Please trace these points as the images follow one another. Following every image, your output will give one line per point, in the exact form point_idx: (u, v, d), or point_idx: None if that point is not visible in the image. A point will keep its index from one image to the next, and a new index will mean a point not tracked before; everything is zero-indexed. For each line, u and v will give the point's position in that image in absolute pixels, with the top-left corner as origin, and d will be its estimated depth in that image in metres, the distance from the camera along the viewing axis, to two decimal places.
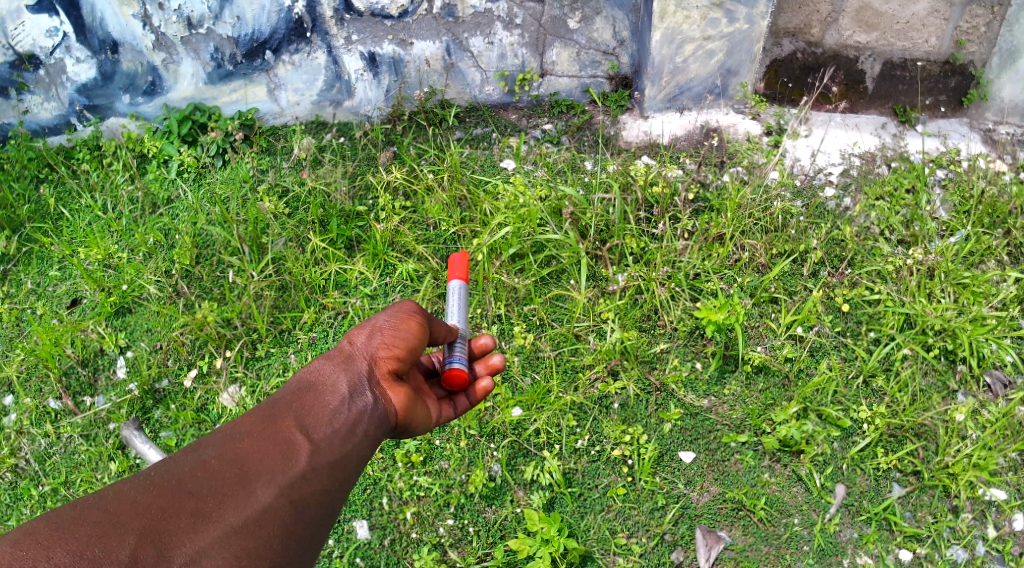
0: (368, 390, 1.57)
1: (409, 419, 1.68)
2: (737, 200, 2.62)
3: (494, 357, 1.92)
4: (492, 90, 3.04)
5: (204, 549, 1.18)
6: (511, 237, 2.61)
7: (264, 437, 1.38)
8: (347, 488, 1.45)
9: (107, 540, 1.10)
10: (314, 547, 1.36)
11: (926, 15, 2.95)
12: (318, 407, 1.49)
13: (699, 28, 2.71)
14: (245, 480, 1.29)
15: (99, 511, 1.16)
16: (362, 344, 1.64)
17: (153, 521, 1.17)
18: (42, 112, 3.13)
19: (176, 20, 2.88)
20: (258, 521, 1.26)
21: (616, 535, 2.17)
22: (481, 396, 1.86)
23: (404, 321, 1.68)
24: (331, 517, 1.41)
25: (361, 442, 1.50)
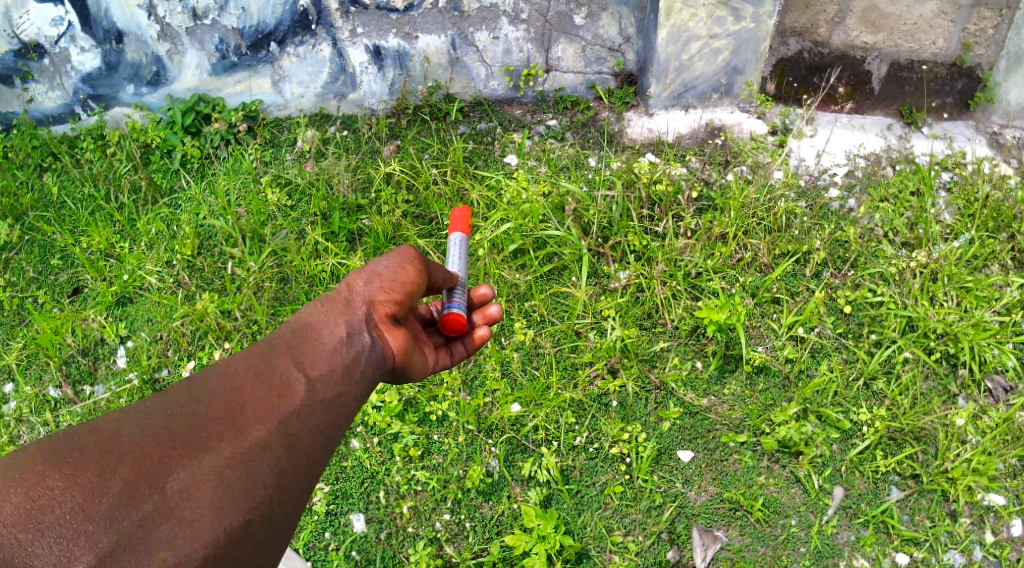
0: (367, 333, 1.59)
1: (407, 364, 1.72)
2: (741, 200, 2.60)
3: (492, 308, 2.00)
4: (496, 84, 3.03)
5: (196, 479, 1.21)
6: (513, 233, 2.61)
7: (259, 376, 1.41)
8: (346, 425, 1.48)
9: (103, 467, 1.17)
10: (315, 478, 1.38)
11: (932, 16, 2.97)
12: (315, 348, 1.51)
13: (706, 26, 2.69)
14: (241, 413, 1.32)
15: (96, 440, 1.21)
16: (362, 288, 1.65)
17: (147, 453, 1.22)
18: (46, 101, 3.13)
19: (180, 11, 2.88)
20: (253, 451, 1.28)
21: (612, 533, 2.17)
22: (478, 344, 1.95)
23: (405, 265, 1.71)
24: (332, 452, 1.42)
25: (358, 382, 1.52)
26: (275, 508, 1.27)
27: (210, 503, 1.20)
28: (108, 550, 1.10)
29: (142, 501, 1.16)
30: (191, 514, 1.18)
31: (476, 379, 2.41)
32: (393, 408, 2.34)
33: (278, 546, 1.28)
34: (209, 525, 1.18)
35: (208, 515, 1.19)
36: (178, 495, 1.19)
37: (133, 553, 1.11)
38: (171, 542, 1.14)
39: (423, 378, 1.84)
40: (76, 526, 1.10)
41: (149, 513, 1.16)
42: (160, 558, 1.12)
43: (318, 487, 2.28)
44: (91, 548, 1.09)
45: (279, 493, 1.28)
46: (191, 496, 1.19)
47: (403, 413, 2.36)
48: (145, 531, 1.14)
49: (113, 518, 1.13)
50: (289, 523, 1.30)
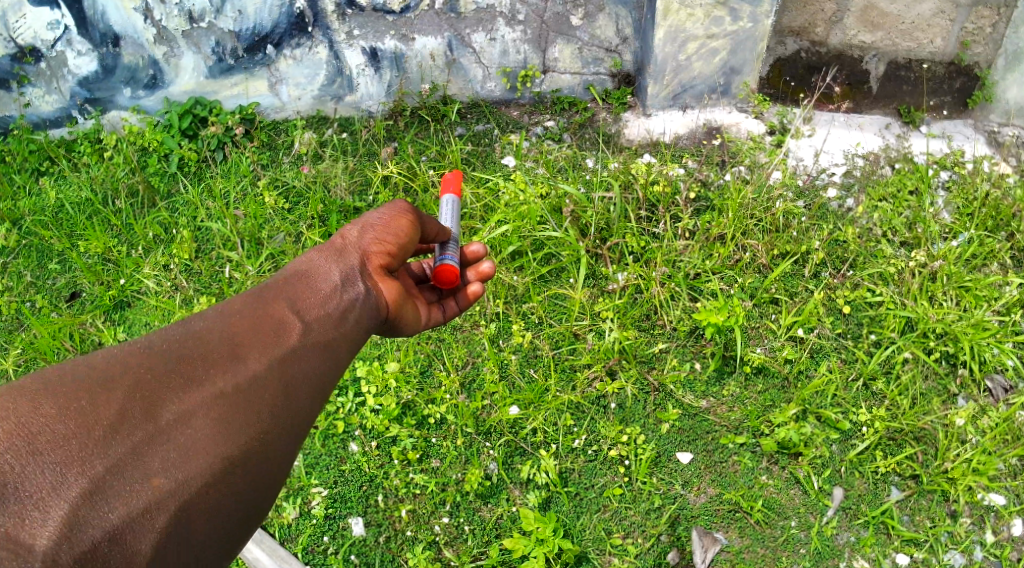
0: (362, 280, 1.57)
1: (399, 316, 1.70)
2: (738, 200, 2.60)
3: (485, 265, 2.01)
4: (493, 86, 3.02)
5: (192, 408, 1.18)
6: (511, 235, 2.60)
7: (255, 315, 1.38)
8: (344, 369, 1.45)
9: (94, 395, 1.12)
10: (313, 416, 1.34)
11: (930, 16, 2.98)
12: (312, 291, 1.49)
13: (703, 26, 2.69)
14: (236, 349, 1.29)
15: (89, 368, 1.17)
16: (355, 236, 1.64)
17: (142, 381, 1.17)
18: (43, 105, 3.13)
19: (177, 14, 2.87)
20: (250, 385, 1.26)
21: (611, 535, 2.17)
22: (471, 302, 1.95)
23: (400, 214, 1.73)
24: (330, 393, 1.40)
25: (354, 327, 1.50)
26: (272, 442, 1.24)
27: (207, 432, 1.17)
28: (102, 476, 1.05)
29: (136, 426, 1.12)
30: (188, 442, 1.14)
31: (474, 382, 2.41)
32: (390, 411, 2.34)
33: (278, 481, 1.25)
34: (206, 453, 1.15)
35: (206, 444, 1.15)
36: (173, 423, 1.15)
37: (128, 480, 1.07)
38: (169, 469, 1.11)
39: (415, 333, 1.83)
40: (67, 451, 1.04)
41: (145, 441, 1.11)
42: (158, 485, 1.08)
43: (317, 491, 2.29)
44: (85, 473, 1.04)
45: (274, 431, 1.25)
46: (186, 425, 1.16)
47: (401, 416, 2.36)
48: (137, 459, 1.09)
49: (106, 445, 1.08)
50: (287, 459, 1.26)
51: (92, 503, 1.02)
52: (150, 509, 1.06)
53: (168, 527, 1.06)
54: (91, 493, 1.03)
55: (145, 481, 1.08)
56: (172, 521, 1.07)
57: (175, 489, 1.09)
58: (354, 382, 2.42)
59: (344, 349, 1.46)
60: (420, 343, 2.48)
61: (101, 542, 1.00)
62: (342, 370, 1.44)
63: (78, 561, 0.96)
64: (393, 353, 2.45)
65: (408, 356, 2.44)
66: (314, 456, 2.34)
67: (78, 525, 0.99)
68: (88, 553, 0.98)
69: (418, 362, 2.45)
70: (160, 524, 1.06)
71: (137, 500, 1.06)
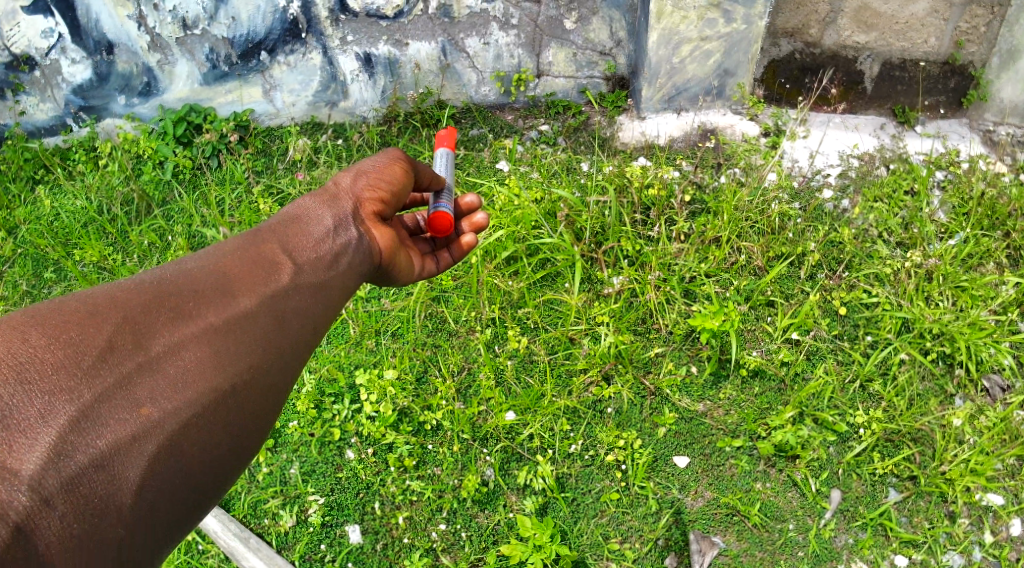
0: (353, 225, 1.62)
1: (392, 262, 1.75)
2: (733, 203, 2.59)
3: (479, 216, 2.05)
4: (488, 90, 3.02)
5: (183, 340, 1.21)
6: (506, 240, 2.58)
7: (246, 257, 1.41)
8: (335, 311, 1.50)
9: (84, 325, 1.13)
10: (304, 353, 1.38)
11: (924, 15, 2.89)
12: (304, 236, 1.53)
13: (697, 29, 2.67)
14: (227, 287, 1.32)
15: (82, 300, 1.18)
16: (350, 180, 1.71)
17: (134, 314, 1.20)
18: (38, 113, 3.13)
19: (170, 21, 2.87)
20: (240, 321, 1.29)
21: (609, 540, 2.18)
22: (465, 252, 2.00)
23: (394, 161, 1.80)
24: (321, 333, 1.44)
25: (345, 271, 1.55)
26: (263, 377, 1.28)
27: (197, 364, 1.20)
28: (90, 405, 1.07)
29: (127, 357, 1.14)
30: (177, 374, 1.17)
31: (469, 388, 2.41)
32: (387, 418, 2.33)
33: (268, 414, 1.29)
34: (195, 385, 1.18)
35: (195, 377, 1.18)
36: (164, 355, 1.18)
37: (117, 409, 1.09)
38: (157, 399, 1.14)
39: (410, 281, 1.89)
40: (56, 379, 1.06)
41: (134, 371, 1.14)
42: (147, 415, 1.11)
43: (314, 499, 2.32)
44: (74, 401, 1.06)
45: (266, 366, 1.29)
46: (176, 358, 1.19)
47: (397, 422, 2.36)
48: (129, 388, 1.12)
49: (96, 373, 1.10)
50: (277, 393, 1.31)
51: (81, 429, 1.05)
52: (138, 437, 1.09)
53: (155, 455, 1.10)
54: (80, 420, 1.05)
55: (134, 410, 1.11)
56: (160, 450, 1.11)
57: (164, 420, 1.13)
58: (350, 389, 2.44)
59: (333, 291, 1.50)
60: (415, 349, 2.49)
61: (88, 469, 1.03)
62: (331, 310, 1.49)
63: (64, 485, 1.00)
64: (388, 360, 2.46)
65: (403, 363, 2.44)
66: (311, 463, 2.37)
67: (66, 450, 1.02)
68: (76, 480, 1.01)
69: (413, 369, 2.45)
70: (147, 452, 1.09)
71: (127, 428, 1.08)
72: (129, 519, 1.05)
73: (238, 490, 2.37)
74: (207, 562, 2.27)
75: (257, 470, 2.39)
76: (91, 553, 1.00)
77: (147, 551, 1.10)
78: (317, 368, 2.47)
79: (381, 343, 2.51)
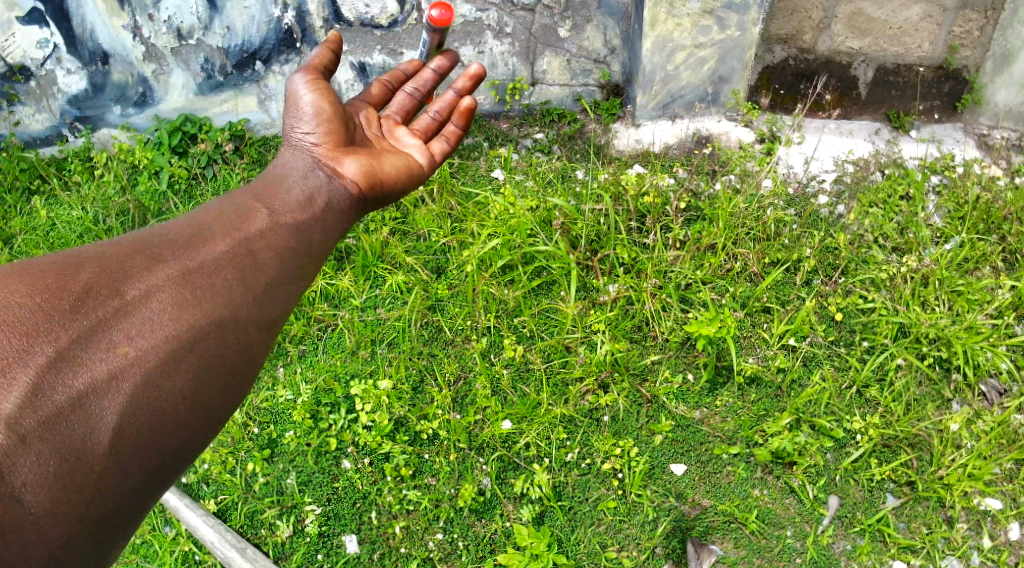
0: (318, 172, 1.74)
1: (381, 175, 1.83)
2: (729, 209, 2.58)
3: (463, 101, 2.05)
4: (482, 99, 2.99)
5: (158, 284, 1.27)
6: (501, 248, 2.58)
7: (221, 211, 1.49)
8: (317, 254, 1.56)
9: (60, 275, 1.21)
10: (287, 291, 1.44)
11: (918, 20, 2.94)
12: (278, 193, 1.63)
13: (690, 36, 2.68)
14: (201, 237, 1.40)
15: (62, 258, 1.26)
16: (299, 133, 1.81)
17: (110, 264, 1.27)
18: (33, 123, 3.13)
19: (165, 31, 2.87)
20: (214, 266, 1.35)
21: (607, 549, 2.20)
22: (468, 113, 2.06)
23: (315, 88, 1.83)
24: (304, 271, 1.50)
25: (321, 215, 1.64)
26: (242, 313, 1.33)
27: (172, 306, 1.26)
28: (67, 346, 1.13)
29: (104, 302, 1.20)
30: (152, 316, 1.23)
31: (465, 397, 2.41)
32: (383, 428, 2.34)
33: (256, 347, 1.35)
34: (171, 324, 1.24)
35: (170, 317, 1.24)
36: (139, 299, 1.24)
37: (94, 349, 1.15)
38: (133, 339, 1.20)
39: (424, 177, 1.99)
40: (34, 321, 1.12)
41: (110, 315, 1.20)
42: (123, 354, 1.17)
43: (310, 509, 2.33)
44: (51, 343, 1.12)
45: (244, 301, 1.35)
46: (152, 301, 1.25)
47: (394, 431, 2.36)
48: (106, 330, 1.18)
49: (72, 318, 1.16)
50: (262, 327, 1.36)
51: (58, 370, 1.11)
52: (114, 375, 1.15)
53: (131, 391, 1.15)
54: (56, 360, 1.11)
55: (110, 350, 1.17)
56: (138, 384, 1.16)
57: (140, 357, 1.18)
58: (345, 400, 2.43)
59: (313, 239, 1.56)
60: (411, 359, 2.47)
61: (64, 407, 1.08)
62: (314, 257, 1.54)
63: (40, 423, 1.05)
64: (384, 370, 2.45)
65: (400, 372, 2.43)
66: (307, 473, 2.37)
67: (44, 389, 1.08)
68: (53, 417, 1.07)
69: (409, 379, 2.44)
70: (126, 388, 1.14)
71: (104, 365, 1.15)
72: (108, 455, 1.09)
73: (235, 500, 2.37)
74: None
75: (254, 480, 2.39)
76: (71, 488, 1.05)
77: (136, 489, 1.13)
78: (313, 378, 2.47)
79: (377, 353, 2.50)
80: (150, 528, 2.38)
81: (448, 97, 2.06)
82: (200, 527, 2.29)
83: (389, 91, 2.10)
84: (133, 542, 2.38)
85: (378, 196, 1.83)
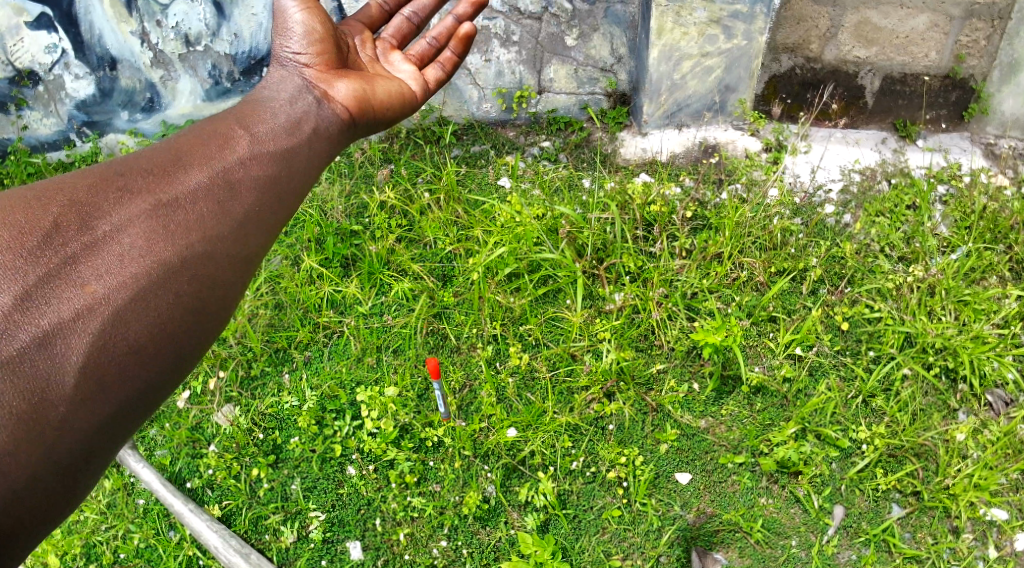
0: (309, 93, 1.80)
1: (373, 99, 1.89)
2: (735, 219, 2.58)
3: (463, 26, 2.13)
4: (489, 107, 3.00)
5: (129, 218, 1.30)
6: (508, 256, 2.57)
7: (201, 137, 1.53)
8: (298, 182, 1.60)
9: (31, 209, 1.24)
10: (266, 215, 1.48)
11: (924, 29, 2.89)
12: (263, 118, 1.67)
13: (697, 45, 2.68)
14: (174, 170, 1.43)
15: (36, 189, 1.29)
16: (288, 51, 1.88)
17: (82, 195, 1.30)
18: (41, 127, 3.14)
19: (173, 38, 2.91)
20: (191, 197, 1.40)
21: (611, 557, 2.20)
22: (467, 39, 2.16)
23: (304, 7, 1.88)
24: (285, 198, 1.54)
25: (304, 141, 1.67)
26: (216, 245, 1.37)
27: (141, 243, 1.29)
28: (35, 285, 1.16)
29: (75, 235, 1.24)
30: (121, 252, 1.26)
31: (471, 405, 2.41)
32: (388, 435, 2.34)
33: (237, 278, 1.39)
34: (140, 261, 1.27)
35: (141, 253, 1.27)
36: (110, 234, 1.27)
37: (61, 287, 1.18)
38: (101, 276, 1.22)
39: (421, 102, 2.04)
40: (1, 260, 1.15)
41: (80, 252, 1.23)
42: (91, 291, 1.20)
43: (314, 515, 2.33)
44: (19, 282, 1.15)
45: (219, 231, 1.39)
46: (121, 236, 1.28)
47: (399, 438, 2.37)
48: (76, 265, 1.21)
49: (39, 256, 1.19)
50: (243, 248, 1.41)
51: (25, 308, 1.14)
52: (81, 312, 1.18)
53: (99, 328, 1.18)
54: (23, 300, 1.14)
55: (77, 288, 1.19)
56: (107, 320, 1.19)
57: (107, 295, 1.21)
58: (351, 406, 2.43)
59: (290, 173, 1.58)
60: (416, 366, 2.48)
61: (29, 346, 1.11)
62: (291, 190, 1.57)
63: (5, 364, 1.08)
64: (390, 377, 2.46)
65: (405, 379, 2.44)
66: (312, 479, 2.37)
67: (9, 330, 1.11)
68: (17, 358, 1.10)
69: (415, 386, 2.44)
70: (93, 325, 1.18)
71: (71, 303, 1.18)
72: (72, 396, 1.13)
73: (239, 505, 2.38)
74: None
75: (259, 485, 2.40)
76: (34, 430, 1.08)
77: (105, 425, 1.17)
78: (318, 385, 2.47)
79: (382, 360, 2.50)
80: (153, 532, 2.38)
81: (447, 24, 2.18)
82: (204, 531, 2.29)
83: (388, 15, 2.18)
84: (137, 546, 2.38)
85: (369, 120, 1.88)
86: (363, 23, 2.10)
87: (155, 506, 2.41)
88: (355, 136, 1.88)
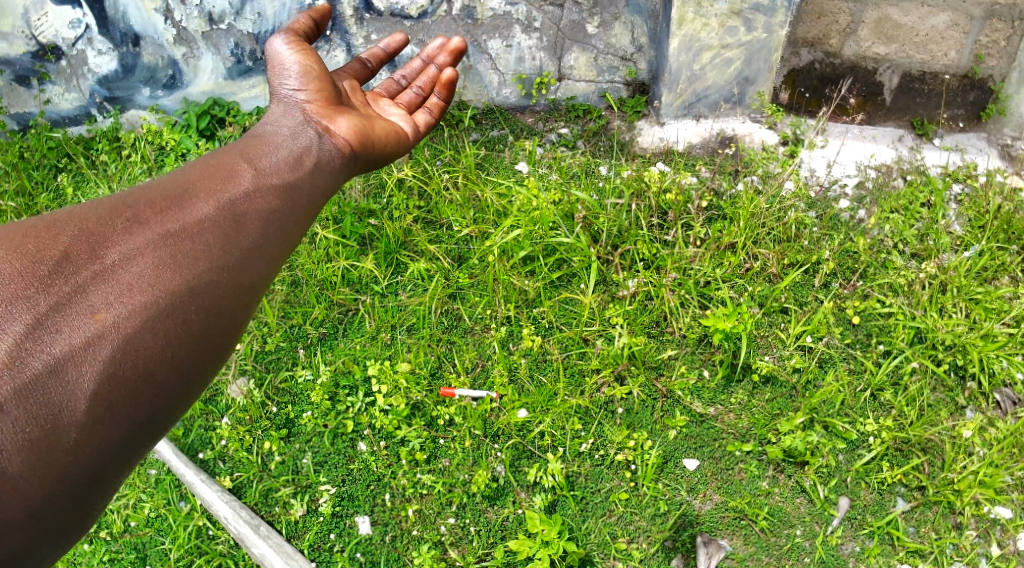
0: (312, 127, 1.86)
1: (371, 135, 1.99)
2: (750, 209, 2.59)
3: (444, 73, 2.23)
4: (509, 92, 3.02)
5: (137, 249, 1.33)
6: (523, 239, 2.60)
7: (207, 171, 1.58)
8: (300, 212, 1.64)
9: (42, 238, 1.28)
10: (270, 247, 1.51)
11: (944, 28, 2.88)
12: (266, 151, 1.72)
13: (717, 36, 2.69)
14: (182, 201, 1.46)
15: (47, 220, 1.33)
16: (286, 89, 1.96)
17: (92, 227, 1.34)
18: (62, 102, 3.18)
19: (196, 16, 2.93)
20: (198, 227, 1.43)
21: (616, 540, 2.23)
22: (449, 84, 2.25)
23: (297, 48, 1.97)
24: (289, 227, 1.58)
25: (309, 173, 1.73)
26: (221, 275, 1.40)
27: (149, 271, 1.31)
28: (46, 313, 1.19)
29: (86, 263, 1.28)
30: (130, 280, 1.29)
31: (483, 384, 2.45)
32: (400, 411, 2.38)
33: (241, 307, 1.42)
34: (149, 289, 1.29)
35: (149, 281, 1.30)
36: (119, 263, 1.31)
37: (72, 315, 1.21)
38: (111, 304, 1.25)
39: (413, 141, 2.17)
40: (14, 288, 1.19)
41: (89, 280, 1.26)
42: (101, 319, 1.23)
43: (324, 488, 2.37)
44: (30, 310, 1.18)
45: (223, 261, 1.41)
46: (130, 265, 1.31)
47: (410, 415, 2.41)
48: (84, 294, 1.24)
49: (50, 284, 1.22)
50: (246, 279, 1.44)
51: (36, 336, 1.17)
52: (92, 340, 1.20)
53: (109, 355, 1.21)
54: (35, 327, 1.17)
55: (87, 317, 1.22)
56: (115, 347, 1.22)
57: (116, 323, 1.24)
58: (364, 382, 2.47)
59: (294, 205, 1.63)
60: (430, 345, 2.51)
61: (40, 373, 1.14)
62: (295, 222, 1.61)
63: (18, 391, 1.11)
64: (403, 354, 2.49)
65: (418, 358, 2.47)
66: (323, 454, 2.41)
67: (22, 356, 1.14)
68: (29, 385, 1.12)
69: (427, 364, 2.47)
70: (103, 353, 1.20)
71: (82, 330, 1.21)
72: (82, 420, 1.16)
73: (250, 478, 2.41)
74: (215, 548, 2.34)
75: (270, 458, 2.43)
76: (46, 455, 1.11)
77: (115, 448, 1.21)
78: (333, 360, 2.52)
79: (396, 338, 2.54)
80: (164, 502, 2.42)
81: (430, 74, 2.33)
82: (215, 502, 2.34)
83: (368, 69, 2.26)
84: (148, 515, 2.41)
85: (367, 153, 1.96)
86: (350, 73, 2.18)
87: (166, 476, 2.46)
88: (356, 168, 1.95)
